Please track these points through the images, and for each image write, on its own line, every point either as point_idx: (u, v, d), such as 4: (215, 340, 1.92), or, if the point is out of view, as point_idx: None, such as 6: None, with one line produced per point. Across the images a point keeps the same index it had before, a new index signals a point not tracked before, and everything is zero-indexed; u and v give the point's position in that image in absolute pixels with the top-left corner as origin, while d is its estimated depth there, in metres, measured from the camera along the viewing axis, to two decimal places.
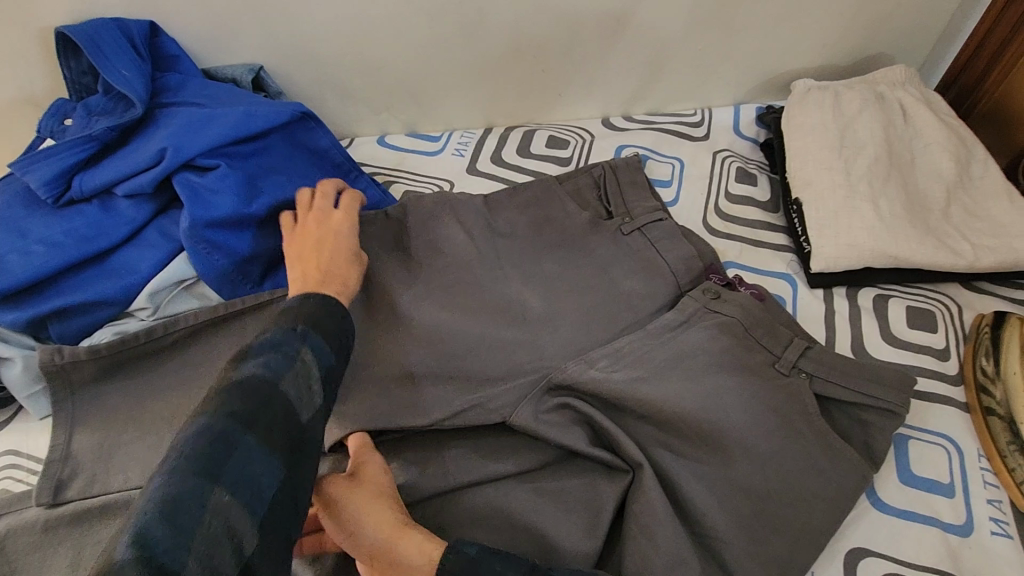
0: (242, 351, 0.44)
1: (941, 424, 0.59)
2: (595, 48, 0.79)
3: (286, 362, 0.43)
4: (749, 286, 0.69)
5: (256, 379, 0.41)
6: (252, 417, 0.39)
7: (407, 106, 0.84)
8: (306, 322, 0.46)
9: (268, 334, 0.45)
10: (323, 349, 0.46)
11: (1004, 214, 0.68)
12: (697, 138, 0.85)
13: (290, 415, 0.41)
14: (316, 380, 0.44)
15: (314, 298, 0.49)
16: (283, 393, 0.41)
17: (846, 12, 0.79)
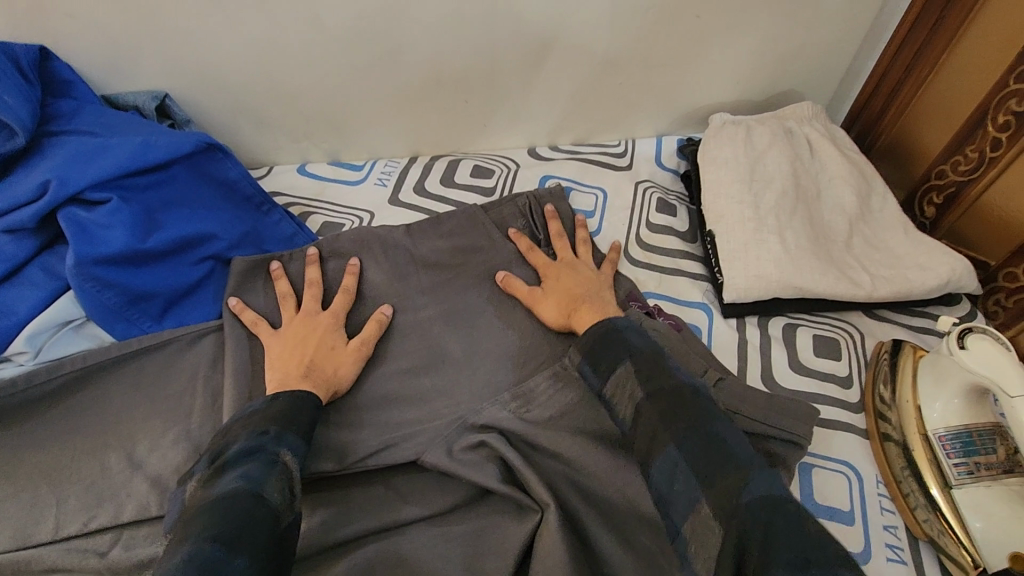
0: (219, 464, 0.47)
1: (843, 451, 0.61)
2: (515, 79, 0.80)
3: (265, 468, 0.46)
4: (667, 316, 0.70)
5: (235, 488, 0.44)
6: (238, 524, 0.41)
7: (329, 135, 0.83)
8: (278, 424, 0.50)
9: (242, 443, 0.48)
10: (296, 447, 0.50)
11: (900, 246, 0.72)
12: (620, 168, 0.87)
13: (274, 514, 0.43)
14: (297, 480, 0.47)
15: (282, 397, 0.53)
16: (267, 499, 0.44)
17: (754, 51, 0.82)
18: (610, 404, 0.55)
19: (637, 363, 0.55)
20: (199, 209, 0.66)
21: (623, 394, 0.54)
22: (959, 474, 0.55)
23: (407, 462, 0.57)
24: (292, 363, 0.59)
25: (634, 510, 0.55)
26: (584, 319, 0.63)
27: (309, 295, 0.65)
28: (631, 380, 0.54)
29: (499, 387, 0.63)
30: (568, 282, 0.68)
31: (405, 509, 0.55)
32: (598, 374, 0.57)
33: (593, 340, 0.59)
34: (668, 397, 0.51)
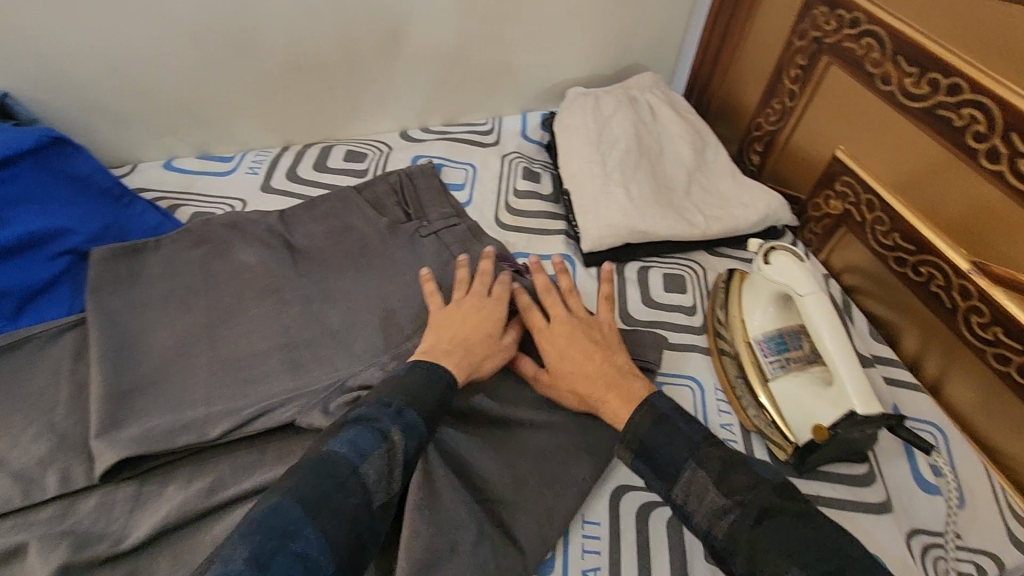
0: (338, 424, 0.50)
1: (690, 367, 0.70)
2: (375, 64, 0.84)
3: (373, 443, 0.48)
4: (535, 273, 0.76)
5: (340, 455, 0.47)
6: (326, 490, 0.45)
7: (194, 129, 0.83)
8: (406, 401, 0.53)
9: (365, 408, 0.51)
10: (415, 431, 0.51)
11: (729, 189, 0.82)
12: (487, 144, 0.92)
13: (366, 491, 0.47)
14: (399, 464, 0.50)
15: (421, 368, 0.56)
16: (360, 476, 0.47)
17: (595, 28, 0.90)
18: (686, 515, 0.49)
19: (708, 463, 0.49)
20: (51, 204, 0.65)
21: (698, 503, 0.48)
22: (773, 369, 0.63)
23: (284, 425, 0.58)
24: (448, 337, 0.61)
25: (504, 439, 0.60)
26: (615, 409, 0.56)
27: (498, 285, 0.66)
28: (707, 485, 0.48)
29: (377, 349, 0.66)
30: (573, 359, 0.60)
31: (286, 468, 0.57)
32: (659, 475, 0.51)
33: (644, 428, 0.52)
34: (760, 499, 0.46)
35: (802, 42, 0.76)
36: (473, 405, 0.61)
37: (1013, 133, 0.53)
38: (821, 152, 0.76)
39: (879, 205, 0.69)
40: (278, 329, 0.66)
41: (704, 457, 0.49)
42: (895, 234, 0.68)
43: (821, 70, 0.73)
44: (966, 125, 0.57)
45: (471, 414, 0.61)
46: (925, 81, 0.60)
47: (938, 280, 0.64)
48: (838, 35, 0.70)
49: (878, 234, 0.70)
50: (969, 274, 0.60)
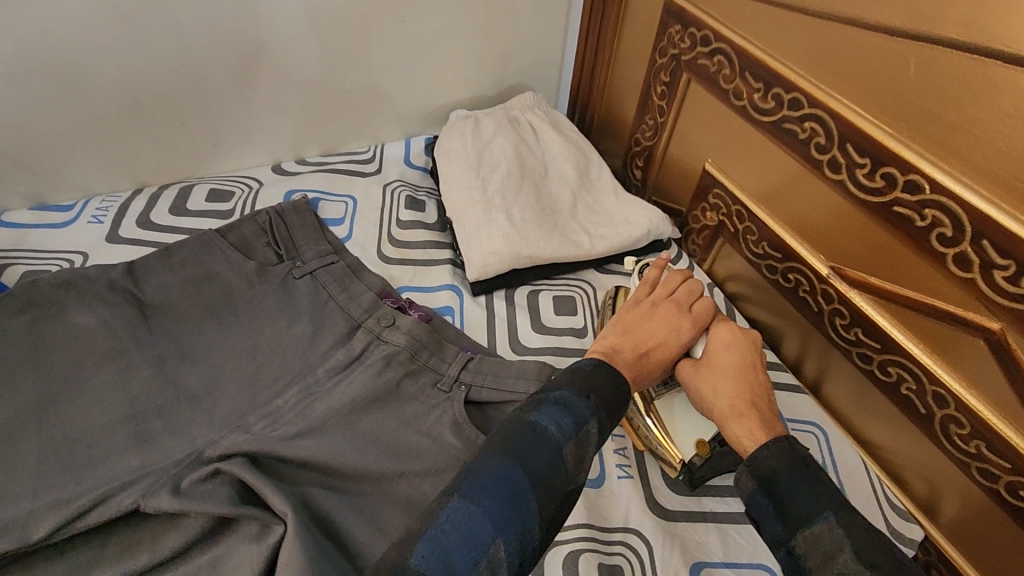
0: (540, 397, 0.50)
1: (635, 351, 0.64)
2: (234, 96, 0.78)
3: (574, 431, 0.48)
4: (418, 308, 0.72)
5: (553, 436, 0.46)
6: (541, 469, 0.45)
7: (24, 177, 0.74)
8: (598, 394, 0.52)
9: (570, 389, 0.51)
10: (603, 421, 0.51)
11: (612, 206, 0.83)
12: (368, 173, 0.88)
13: (567, 475, 0.46)
14: (592, 450, 0.49)
15: (605, 369, 0.54)
16: (564, 461, 0.46)
17: (469, 51, 0.89)
18: (802, 571, 0.44)
19: (847, 522, 0.43)
20: None
21: (819, 561, 0.43)
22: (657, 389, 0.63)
23: (125, 514, 0.51)
24: (631, 342, 0.60)
25: (385, 494, 0.56)
26: (753, 430, 0.52)
27: (665, 284, 0.67)
28: (837, 544, 0.43)
29: (244, 410, 0.60)
30: (727, 366, 0.57)
31: (129, 563, 0.50)
32: (785, 521, 0.46)
33: (778, 465, 0.48)
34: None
35: (664, 60, 0.78)
36: (352, 461, 0.56)
37: (848, 144, 0.55)
38: (693, 164, 0.78)
39: (748, 216, 0.71)
40: (123, 399, 0.58)
41: (846, 517, 0.44)
42: (764, 243, 0.70)
43: (683, 86, 0.75)
44: (809, 138, 0.60)
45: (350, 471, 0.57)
46: (770, 97, 0.62)
47: (804, 285, 0.66)
48: (693, 53, 0.72)
49: (750, 243, 0.73)
50: (829, 278, 0.62)
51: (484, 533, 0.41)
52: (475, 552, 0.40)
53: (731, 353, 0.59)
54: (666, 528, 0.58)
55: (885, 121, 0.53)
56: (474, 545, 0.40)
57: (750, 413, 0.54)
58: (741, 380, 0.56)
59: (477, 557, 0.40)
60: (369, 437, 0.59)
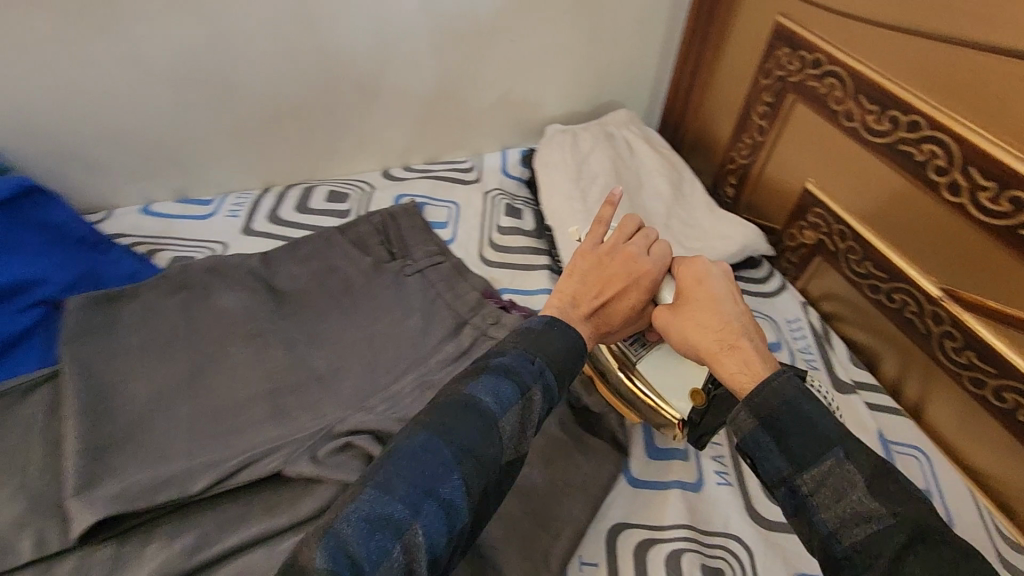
0: (483, 365, 0.49)
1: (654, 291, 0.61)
2: (357, 106, 0.84)
3: (512, 399, 0.47)
4: (520, 308, 0.76)
5: (486, 406, 0.45)
6: (475, 441, 0.44)
7: (173, 174, 0.81)
8: (558, 363, 0.51)
9: (517, 357, 0.50)
10: (549, 390, 0.50)
11: (707, 221, 0.84)
12: (469, 181, 0.93)
13: (501, 446, 0.45)
14: (535, 420, 0.48)
15: (559, 324, 0.54)
16: (501, 429, 0.45)
17: (571, 69, 0.93)
18: (811, 510, 0.42)
19: (857, 457, 0.41)
20: (17, 258, 0.64)
21: (832, 499, 0.41)
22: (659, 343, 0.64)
23: (271, 475, 0.57)
24: (589, 291, 0.58)
25: None
26: (744, 364, 0.48)
27: (597, 233, 0.62)
28: (852, 483, 0.41)
29: (366, 393, 0.65)
30: (699, 312, 0.53)
31: (271, 520, 0.55)
32: (788, 458, 0.43)
33: (780, 399, 0.44)
34: (919, 519, 0.39)
35: (768, 80, 0.80)
36: None
37: (971, 167, 0.56)
38: (792, 184, 0.80)
39: (851, 236, 0.71)
40: (261, 376, 0.64)
41: (855, 450, 0.42)
42: (867, 263, 0.70)
43: (788, 107, 0.77)
44: (926, 160, 0.60)
45: None
46: (886, 119, 0.63)
47: (911, 306, 0.66)
48: (802, 75, 0.74)
49: (852, 263, 0.73)
50: (940, 300, 0.62)
51: (400, 513, 0.39)
52: (388, 537, 0.39)
53: (706, 285, 0.54)
54: (767, 536, 0.59)
55: (1015, 145, 0.53)
56: (390, 527, 0.39)
57: (738, 343, 0.50)
58: (720, 312, 0.52)
59: (392, 537, 0.39)
60: None
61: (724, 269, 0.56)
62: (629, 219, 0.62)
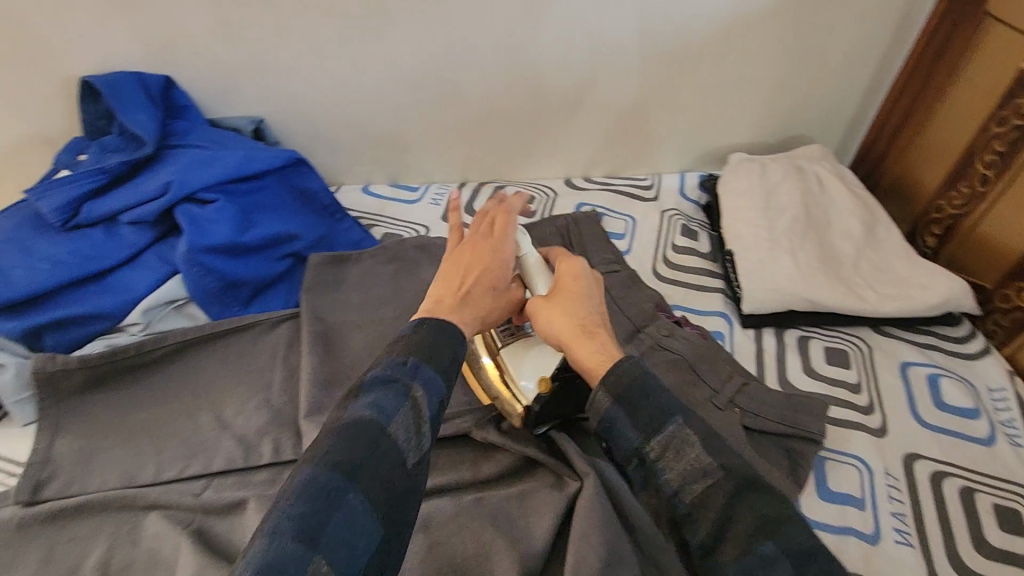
0: (356, 384, 0.42)
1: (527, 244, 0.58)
2: (558, 117, 0.91)
3: (399, 401, 0.40)
4: (694, 325, 0.78)
5: (368, 416, 0.39)
6: (360, 461, 0.37)
7: (392, 161, 0.93)
8: (420, 354, 0.43)
9: (379, 367, 0.42)
10: (432, 384, 0.43)
11: (903, 268, 0.80)
12: (647, 199, 0.96)
13: (400, 454, 0.38)
14: (428, 423, 0.41)
15: (430, 323, 0.46)
16: (393, 438, 0.39)
17: (768, 99, 0.93)
18: (656, 470, 0.42)
19: (694, 425, 0.43)
20: (282, 215, 0.75)
21: (675, 460, 0.42)
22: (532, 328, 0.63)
23: (461, 434, 0.64)
24: (452, 286, 0.51)
25: None
26: (602, 352, 0.48)
27: (476, 223, 0.57)
28: (693, 446, 0.42)
29: None
30: (581, 295, 0.53)
31: (457, 473, 0.62)
32: (642, 429, 0.43)
33: (616, 377, 0.45)
34: (748, 477, 0.40)
35: (1003, 128, 0.75)
36: None
37: None
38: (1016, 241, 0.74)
39: None
40: None
41: (692, 420, 0.43)
42: None
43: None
44: None
45: None
46: None
47: None
48: None
49: None
50: None
51: (291, 555, 0.32)
52: None
53: (580, 284, 0.53)
54: None
55: None
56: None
57: (596, 332, 0.50)
58: (585, 307, 0.52)
59: None
60: None
61: (598, 277, 0.56)
62: (519, 197, 0.58)
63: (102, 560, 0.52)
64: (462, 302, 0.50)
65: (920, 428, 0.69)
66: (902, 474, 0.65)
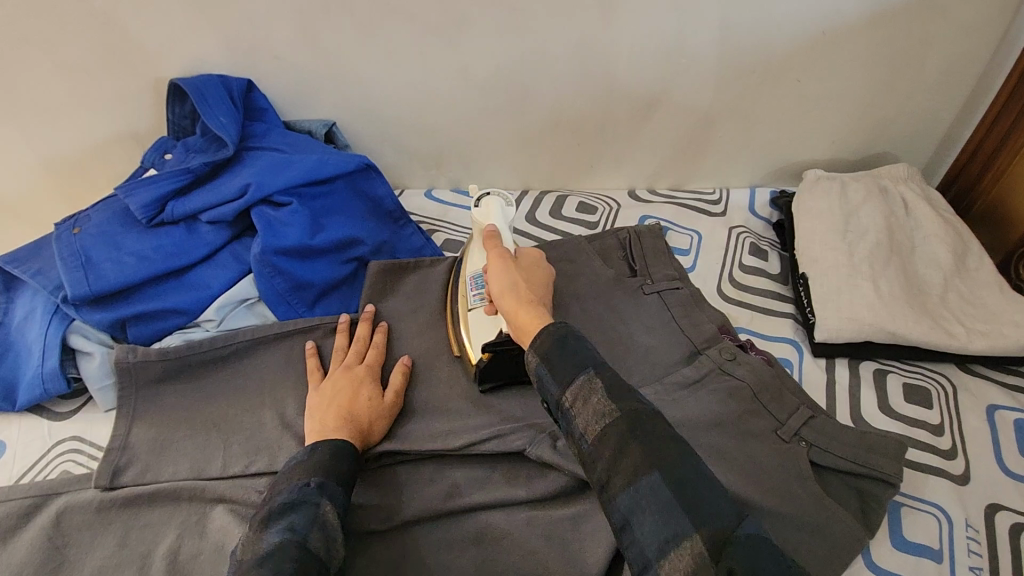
0: (263, 517, 0.49)
1: (498, 219, 0.72)
2: (626, 127, 0.89)
3: (309, 519, 0.48)
4: (759, 351, 0.74)
5: (285, 538, 0.46)
6: (294, 575, 0.43)
7: (456, 167, 0.94)
8: (319, 475, 0.52)
9: (285, 494, 0.50)
10: (337, 496, 0.51)
11: (997, 303, 0.74)
12: (715, 214, 0.93)
13: (320, 564, 0.46)
14: (338, 537, 0.49)
15: (322, 447, 0.55)
16: (313, 549, 0.46)
17: (852, 114, 0.88)
18: (569, 417, 0.48)
19: (605, 377, 0.49)
20: (350, 219, 0.77)
21: (583, 407, 0.48)
22: (475, 300, 0.67)
23: (512, 451, 0.61)
24: (329, 411, 0.61)
25: None
26: (529, 312, 0.58)
27: (353, 351, 0.68)
28: (598, 392, 0.48)
29: None
30: (529, 279, 0.64)
31: (508, 491, 0.60)
32: (558, 381, 0.50)
33: (550, 344, 0.52)
34: (643, 420, 0.46)
35: None
36: None
37: None
38: None
39: None
40: None
41: (603, 371, 0.49)
42: None
43: None
44: None
45: None
46: None
47: None
48: None
49: None
50: None
51: None
52: None
53: (531, 274, 0.66)
54: None
55: None
56: None
57: (535, 303, 0.59)
58: (520, 281, 0.63)
59: None
60: (712, 457, 0.62)
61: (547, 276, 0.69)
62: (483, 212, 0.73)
63: (171, 549, 0.55)
64: (342, 423, 0.59)
65: (1008, 478, 0.64)
66: (984, 528, 0.60)
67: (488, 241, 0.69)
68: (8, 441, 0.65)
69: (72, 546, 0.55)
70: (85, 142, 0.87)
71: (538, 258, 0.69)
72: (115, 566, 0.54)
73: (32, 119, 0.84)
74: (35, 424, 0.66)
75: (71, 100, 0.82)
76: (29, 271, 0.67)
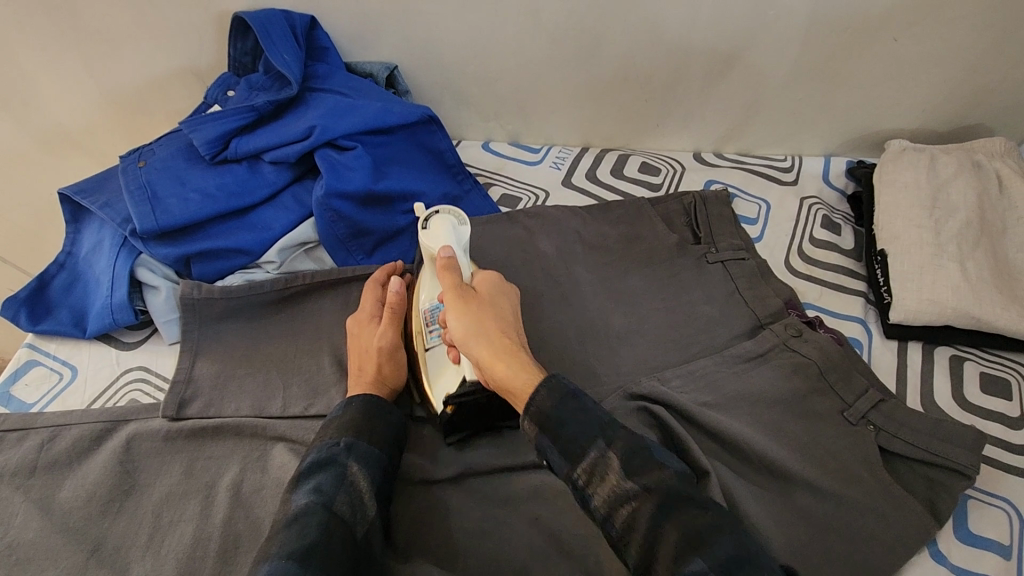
0: (296, 477, 0.50)
1: (452, 240, 0.57)
2: (700, 85, 0.84)
3: (335, 484, 0.49)
4: (828, 329, 0.70)
5: (309, 503, 0.47)
6: (311, 544, 0.45)
7: (516, 119, 0.91)
8: (350, 435, 0.53)
9: (316, 454, 0.51)
10: (367, 457, 0.52)
11: None
12: (786, 182, 0.88)
13: (343, 528, 0.47)
14: (366, 495, 0.50)
15: (355, 402, 0.56)
16: (337, 514, 0.47)
17: (951, 80, 0.81)
18: (587, 497, 0.46)
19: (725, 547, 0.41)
20: (411, 171, 0.75)
21: (599, 485, 0.46)
22: (432, 338, 0.60)
23: None
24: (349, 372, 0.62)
25: (787, 498, 0.57)
26: (510, 371, 0.50)
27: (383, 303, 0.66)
28: (612, 468, 0.45)
29: (660, 365, 0.67)
30: (500, 306, 0.55)
31: None
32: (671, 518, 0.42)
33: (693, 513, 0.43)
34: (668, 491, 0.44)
35: None
36: (763, 450, 0.58)
37: None
38: None
39: None
40: (569, 320, 0.70)
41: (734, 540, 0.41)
42: None
43: None
44: None
45: (752, 457, 0.59)
46: None
47: None
48: None
49: None
50: None
51: None
52: None
53: (498, 299, 0.56)
54: None
55: None
56: None
57: (514, 354, 0.51)
58: (489, 317, 0.53)
59: None
60: (775, 434, 0.60)
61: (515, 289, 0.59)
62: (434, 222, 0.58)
63: (235, 482, 0.56)
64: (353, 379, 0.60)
65: None
66: None
67: (442, 273, 0.55)
68: (78, 365, 0.67)
69: (141, 472, 0.57)
70: (147, 73, 0.86)
71: (496, 279, 0.58)
72: (182, 494, 0.56)
73: (95, 48, 0.83)
74: (104, 352, 0.68)
75: (135, 29, 0.81)
76: (96, 202, 0.67)
